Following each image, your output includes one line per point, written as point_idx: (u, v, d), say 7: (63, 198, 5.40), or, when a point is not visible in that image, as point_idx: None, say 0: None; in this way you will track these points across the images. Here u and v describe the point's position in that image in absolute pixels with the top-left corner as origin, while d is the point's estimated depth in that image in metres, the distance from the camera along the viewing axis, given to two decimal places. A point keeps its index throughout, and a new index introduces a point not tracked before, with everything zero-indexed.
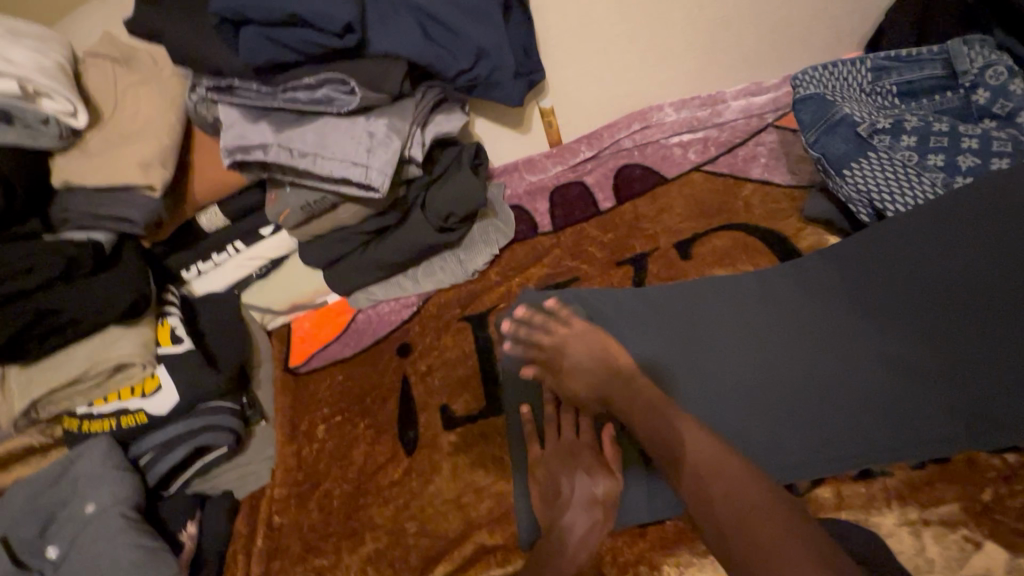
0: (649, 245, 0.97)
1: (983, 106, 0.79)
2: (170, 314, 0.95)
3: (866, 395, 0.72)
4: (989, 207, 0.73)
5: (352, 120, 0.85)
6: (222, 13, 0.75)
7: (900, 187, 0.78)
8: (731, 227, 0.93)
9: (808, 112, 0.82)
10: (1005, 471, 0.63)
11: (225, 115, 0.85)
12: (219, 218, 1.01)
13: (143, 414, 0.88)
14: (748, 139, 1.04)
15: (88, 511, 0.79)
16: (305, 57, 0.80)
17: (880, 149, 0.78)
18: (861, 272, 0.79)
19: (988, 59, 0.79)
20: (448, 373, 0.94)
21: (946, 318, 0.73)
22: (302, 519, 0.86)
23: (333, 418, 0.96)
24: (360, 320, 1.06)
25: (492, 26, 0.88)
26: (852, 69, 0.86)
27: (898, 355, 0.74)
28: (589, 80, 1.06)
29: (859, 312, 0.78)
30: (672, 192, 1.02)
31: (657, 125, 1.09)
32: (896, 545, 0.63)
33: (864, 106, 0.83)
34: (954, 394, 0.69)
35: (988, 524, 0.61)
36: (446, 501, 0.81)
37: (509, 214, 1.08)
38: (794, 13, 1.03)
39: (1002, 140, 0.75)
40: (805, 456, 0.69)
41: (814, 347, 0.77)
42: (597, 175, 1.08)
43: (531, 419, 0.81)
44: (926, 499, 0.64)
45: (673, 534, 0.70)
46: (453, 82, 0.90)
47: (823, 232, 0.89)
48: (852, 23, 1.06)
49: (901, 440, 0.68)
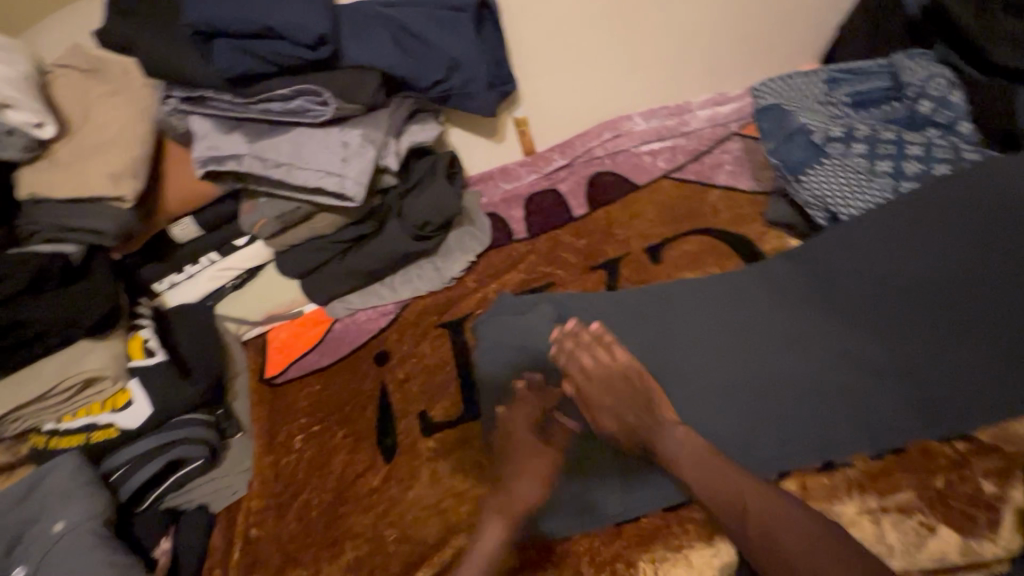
0: (622, 250, 0.99)
1: (926, 115, 0.84)
2: (142, 327, 0.95)
3: (828, 391, 0.75)
4: (933, 211, 0.78)
5: (326, 130, 0.86)
6: (195, 25, 0.76)
7: (853, 192, 0.83)
8: (699, 232, 0.97)
9: (768, 122, 0.87)
10: (956, 459, 0.66)
11: (198, 126, 0.85)
12: (192, 230, 1.00)
13: (114, 428, 0.87)
14: (714, 147, 1.08)
15: (56, 529, 0.77)
16: (280, 69, 0.81)
17: (833, 156, 0.83)
18: (821, 273, 0.83)
19: (930, 71, 0.85)
20: (427, 380, 0.95)
21: (899, 315, 0.77)
22: (280, 531, 0.86)
23: (311, 427, 0.96)
24: (337, 329, 1.07)
25: (465, 39, 0.90)
26: (806, 81, 0.91)
27: (857, 350, 0.77)
28: (561, 90, 1.09)
29: (820, 311, 0.82)
30: (643, 198, 1.05)
31: (628, 134, 1.12)
32: (859, 533, 0.65)
33: (819, 116, 0.88)
34: (909, 386, 0.73)
35: (942, 509, 0.64)
36: (425, 508, 0.81)
37: (485, 221, 1.10)
38: (754, 27, 1.08)
39: (943, 148, 0.81)
40: (771, 450, 0.72)
41: (779, 345, 0.80)
42: (570, 183, 1.12)
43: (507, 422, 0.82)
44: (884, 487, 0.67)
45: (649, 531, 0.71)
46: (427, 92, 0.92)
47: (785, 235, 0.93)
48: (809, 36, 1.11)
49: (860, 432, 0.71)
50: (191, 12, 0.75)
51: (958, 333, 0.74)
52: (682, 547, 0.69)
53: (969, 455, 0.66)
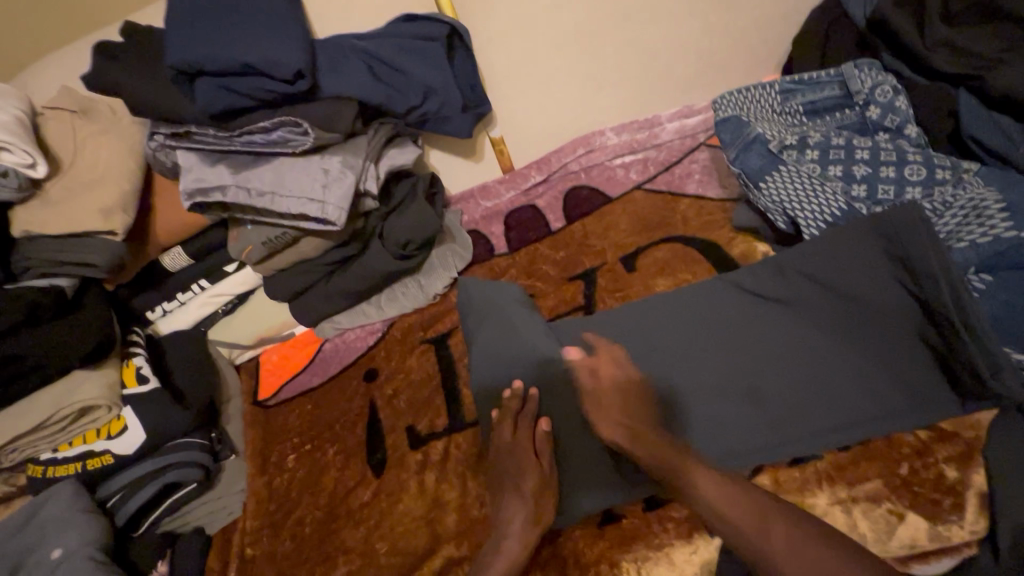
0: (598, 261, 1.03)
1: (875, 120, 0.87)
2: (136, 354, 0.97)
3: (792, 391, 0.77)
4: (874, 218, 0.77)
5: (307, 158, 0.90)
6: (178, 66, 0.80)
7: (809, 196, 0.83)
8: (670, 239, 1.01)
9: (727, 133, 0.91)
10: (918, 447, 0.69)
11: (184, 160, 0.89)
12: (183, 258, 1.03)
13: (108, 455, 0.89)
14: (683, 157, 1.12)
15: (54, 556, 0.79)
16: (261, 103, 0.85)
17: (789, 163, 0.86)
18: (782, 277, 0.84)
19: (876, 80, 0.88)
20: (412, 396, 0.97)
21: (854, 317, 0.78)
22: (276, 549, 0.88)
23: (303, 447, 0.98)
24: (327, 349, 1.10)
25: (438, 66, 0.95)
26: (763, 92, 0.95)
27: (822, 350, 0.78)
28: (534, 110, 1.14)
29: (786, 312, 0.83)
30: (617, 210, 1.09)
31: (601, 148, 1.16)
32: (831, 524, 0.68)
33: (775, 126, 0.92)
34: (871, 383, 0.75)
35: (908, 496, 0.67)
36: (415, 519, 0.84)
37: (467, 239, 1.13)
38: (716, 42, 1.13)
39: (888, 152, 0.84)
40: (738, 448, 0.75)
41: (745, 350, 0.83)
42: (548, 198, 1.15)
43: None
44: (852, 478, 0.70)
45: (630, 531, 0.73)
46: (404, 118, 0.96)
47: (752, 239, 0.96)
48: (769, 48, 1.16)
49: (823, 428, 0.74)
50: (174, 54, 0.80)
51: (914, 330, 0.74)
52: (662, 546, 0.71)
53: (932, 442, 0.69)
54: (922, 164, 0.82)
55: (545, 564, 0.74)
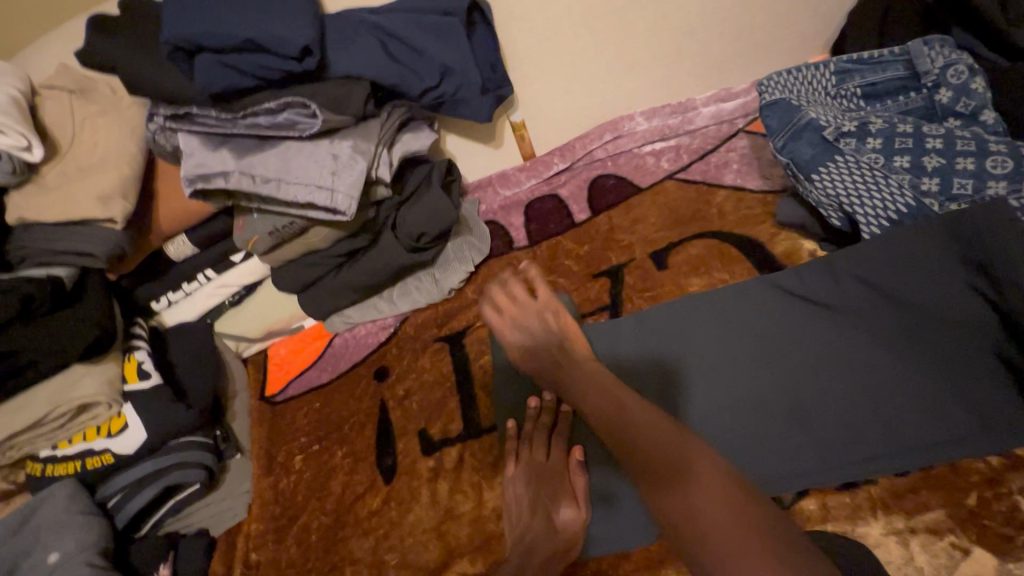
0: (626, 256, 0.95)
1: (946, 105, 0.78)
2: (138, 348, 0.92)
3: (844, 408, 0.70)
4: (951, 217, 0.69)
5: (315, 143, 0.84)
6: (175, 41, 0.74)
7: (868, 191, 0.75)
8: (705, 234, 0.93)
9: (774, 117, 0.82)
10: (989, 475, 0.62)
11: (185, 144, 0.83)
12: (187, 247, 0.98)
13: (109, 454, 0.85)
14: (719, 145, 1.03)
15: (52, 560, 0.76)
16: (265, 82, 0.78)
17: (846, 153, 0.77)
18: (837, 281, 0.76)
19: (949, 58, 0.78)
20: (427, 397, 0.92)
21: (920, 329, 0.70)
22: (282, 555, 0.84)
23: (311, 448, 0.93)
24: (336, 344, 1.05)
25: (456, 44, 0.87)
26: (815, 73, 0.86)
27: (880, 362, 0.71)
28: (558, 92, 1.06)
29: (838, 318, 0.75)
30: (645, 201, 1.01)
31: (629, 134, 1.09)
32: (884, 556, 0.62)
33: (829, 110, 0.82)
34: (936, 402, 0.67)
35: (975, 530, 0.60)
36: (426, 531, 0.79)
37: (484, 230, 1.06)
38: (760, 18, 1.03)
39: (965, 140, 0.73)
40: (784, 468, 0.68)
41: (790, 359, 0.75)
42: (572, 187, 1.08)
43: (515, 433, 0.81)
44: (911, 506, 0.63)
45: (658, 553, 0.69)
46: (419, 100, 0.89)
47: (798, 237, 0.88)
48: (818, 25, 1.06)
49: (883, 450, 0.66)
50: (171, 28, 0.73)
51: (992, 345, 0.67)
52: None
53: (1004, 470, 0.62)
54: (1006, 155, 0.71)
55: None
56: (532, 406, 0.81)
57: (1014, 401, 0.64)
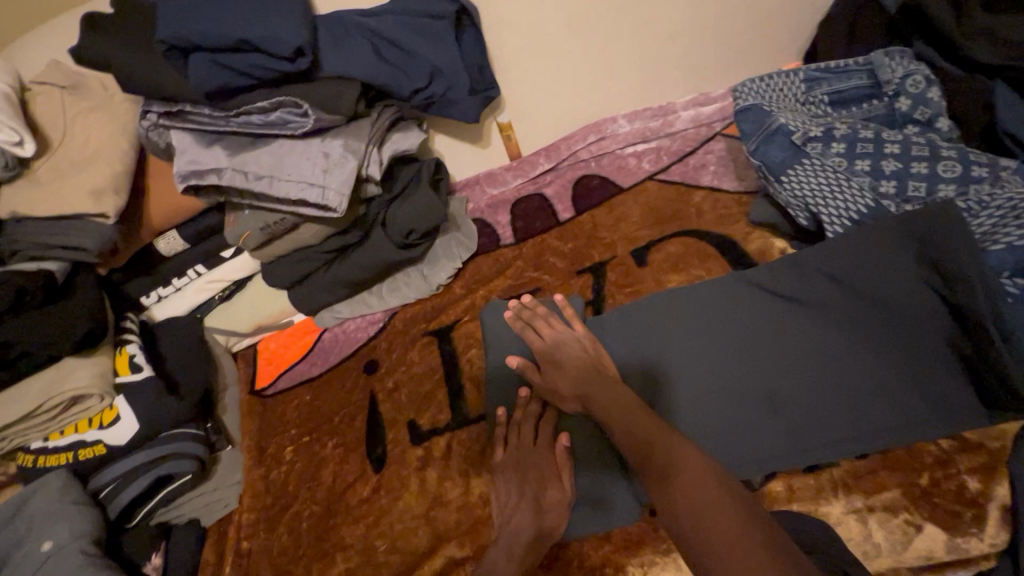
0: (608, 254, 0.99)
1: (905, 112, 0.83)
2: (129, 342, 0.94)
3: (810, 396, 0.74)
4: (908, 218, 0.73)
5: (307, 141, 0.86)
6: (171, 41, 0.76)
7: (833, 192, 0.79)
8: (683, 233, 0.97)
9: (748, 122, 0.86)
10: (940, 456, 0.68)
11: (179, 141, 0.85)
12: (178, 243, 1.00)
13: (101, 445, 0.87)
14: (698, 147, 1.08)
15: (45, 548, 0.77)
16: (257, 81, 0.80)
17: (813, 156, 0.81)
18: (803, 277, 0.81)
19: (908, 69, 0.83)
20: (416, 389, 0.94)
21: (879, 323, 0.75)
22: (274, 543, 0.86)
23: (301, 440, 0.95)
24: (326, 339, 1.07)
25: (446, 47, 0.90)
26: (786, 80, 0.90)
27: (843, 354, 0.75)
28: (544, 94, 1.09)
29: (805, 312, 0.80)
30: (627, 201, 1.05)
31: (612, 136, 1.12)
32: (845, 533, 0.66)
33: (798, 116, 0.87)
34: (893, 390, 0.72)
35: (926, 507, 0.65)
36: (415, 516, 0.82)
37: (471, 227, 1.09)
38: (737, 26, 1.08)
39: (921, 145, 0.79)
40: (754, 452, 0.72)
41: (761, 352, 0.79)
42: (557, 186, 1.11)
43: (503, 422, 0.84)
44: (870, 486, 0.68)
45: (636, 535, 0.73)
46: (409, 100, 0.92)
47: (770, 236, 0.93)
48: (791, 34, 1.11)
49: (844, 435, 0.71)
50: (167, 27, 0.75)
51: (944, 335, 0.71)
52: (669, 552, 0.71)
53: (953, 452, 0.68)
54: (956, 160, 0.77)
55: (548, 567, 0.73)
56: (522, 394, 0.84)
57: (964, 390, 0.69)
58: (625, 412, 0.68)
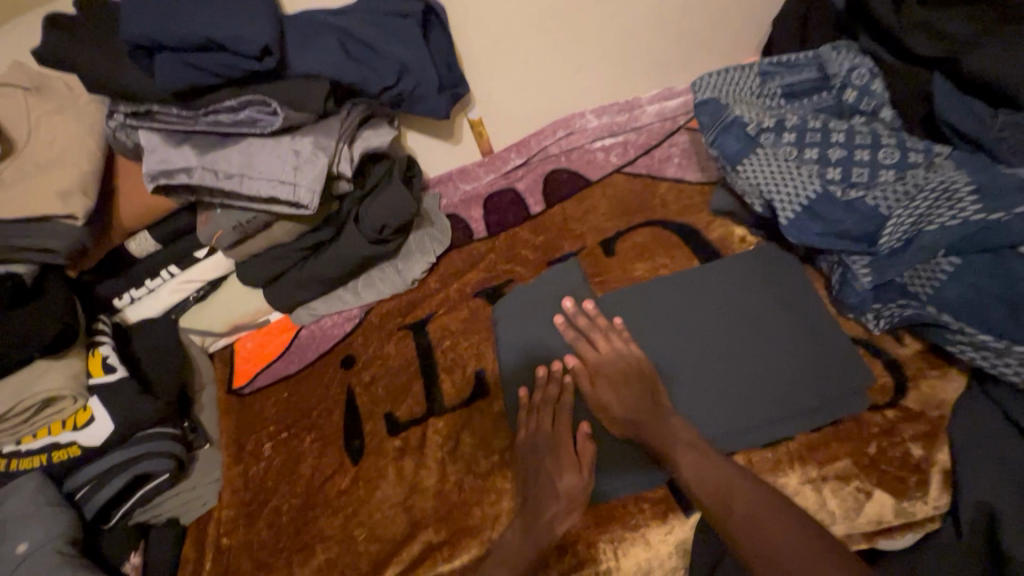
0: (578, 245, 1.02)
1: (852, 104, 0.87)
2: (101, 343, 0.93)
3: (765, 376, 0.77)
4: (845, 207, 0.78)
5: (277, 139, 0.87)
6: (136, 41, 0.76)
7: (784, 178, 0.82)
8: (650, 223, 1.00)
9: (706, 115, 0.89)
10: (886, 426, 0.72)
11: (146, 141, 0.85)
12: (150, 243, 0.99)
13: (76, 446, 0.87)
14: (663, 140, 1.11)
15: (21, 550, 0.77)
16: (226, 80, 0.81)
17: (767, 146, 0.84)
18: (750, 272, 0.87)
19: (854, 62, 0.88)
20: (391, 382, 0.96)
21: (820, 313, 0.81)
22: (253, 538, 0.87)
23: (279, 435, 0.96)
24: (302, 336, 1.08)
25: (414, 44, 0.92)
26: (742, 74, 0.93)
27: (795, 335, 0.80)
28: (513, 91, 1.12)
29: (759, 299, 0.84)
30: (596, 193, 1.08)
31: (581, 131, 1.15)
32: (802, 502, 0.70)
33: (753, 108, 0.90)
34: (835, 370, 0.76)
35: (876, 474, 0.70)
36: (393, 505, 0.84)
37: (445, 222, 1.11)
38: (698, 23, 1.11)
39: (863, 134, 0.83)
40: (716, 431, 0.75)
41: (720, 335, 0.82)
42: (527, 181, 1.14)
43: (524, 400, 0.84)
44: (823, 458, 0.72)
45: (607, 513, 0.76)
46: (378, 98, 0.94)
47: (729, 224, 0.97)
48: (750, 28, 1.15)
49: (795, 408, 0.75)
50: (132, 29, 0.76)
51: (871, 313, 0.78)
52: (639, 527, 0.74)
53: (899, 421, 0.72)
54: (895, 147, 0.81)
55: None
56: (539, 373, 0.84)
57: (883, 367, 0.77)
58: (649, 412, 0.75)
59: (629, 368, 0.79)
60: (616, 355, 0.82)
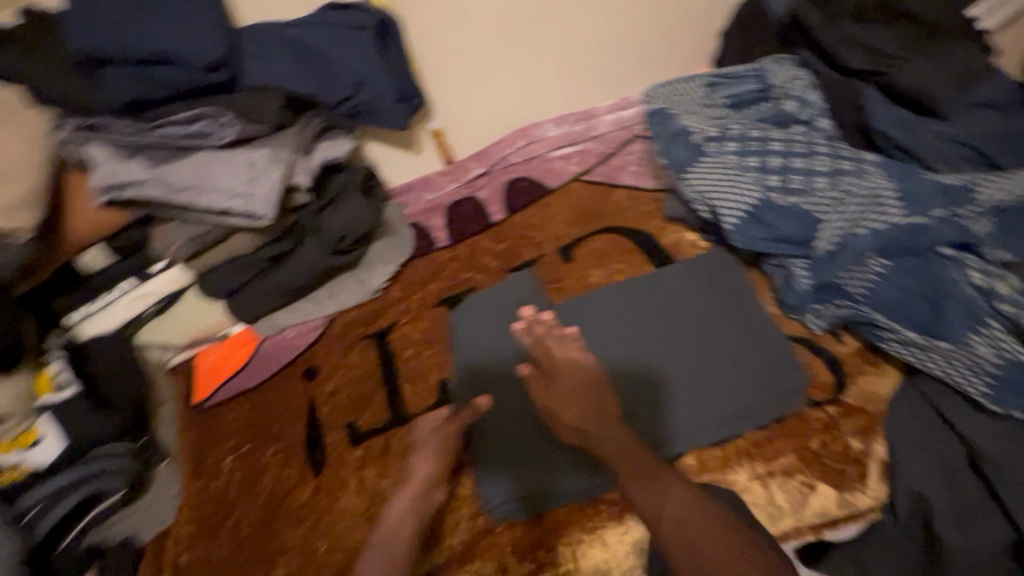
0: (538, 252, 1.04)
1: (791, 112, 0.91)
2: (53, 358, 0.92)
3: (712, 377, 0.80)
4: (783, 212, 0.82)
5: (231, 151, 0.86)
6: (87, 54, 0.78)
7: (727, 185, 0.85)
8: (608, 229, 1.03)
9: (656, 125, 0.93)
10: (827, 421, 0.75)
11: (96, 152, 0.82)
12: (103, 257, 0.95)
13: (23, 467, 0.86)
14: (620, 149, 1.14)
15: None
16: (178, 94, 0.82)
17: (711, 154, 0.88)
18: (700, 278, 0.90)
19: (792, 74, 0.92)
20: (353, 391, 0.96)
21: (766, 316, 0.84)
22: (213, 554, 0.86)
23: (240, 448, 0.95)
24: (264, 349, 1.05)
25: (370, 57, 0.93)
26: (689, 86, 0.98)
27: (741, 338, 0.83)
28: (473, 102, 1.14)
29: (708, 304, 0.87)
30: (556, 201, 1.10)
31: (540, 140, 1.17)
32: (751, 497, 0.73)
33: (699, 118, 0.94)
34: (781, 370, 0.79)
35: (820, 467, 0.73)
36: (355, 515, 0.84)
37: (408, 232, 1.11)
38: (651, 35, 1.15)
39: (801, 143, 0.86)
40: (667, 432, 0.77)
41: (671, 338, 0.85)
42: (489, 190, 1.15)
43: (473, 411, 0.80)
44: (769, 453, 0.74)
45: (566, 516, 0.77)
46: (335, 109, 0.94)
47: (682, 229, 1.00)
48: (702, 41, 1.19)
49: (742, 408, 0.77)
50: (85, 42, 0.78)
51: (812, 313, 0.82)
52: (597, 529, 0.76)
53: (839, 416, 0.75)
54: (827, 155, 0.84)
55: (483, 554, 0.77)
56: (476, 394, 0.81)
57: (826, 365, 0.80)
58: (602, 419, 0.73)
59: (588, 378, 0.75)
60: (576, 364, 0.76)
